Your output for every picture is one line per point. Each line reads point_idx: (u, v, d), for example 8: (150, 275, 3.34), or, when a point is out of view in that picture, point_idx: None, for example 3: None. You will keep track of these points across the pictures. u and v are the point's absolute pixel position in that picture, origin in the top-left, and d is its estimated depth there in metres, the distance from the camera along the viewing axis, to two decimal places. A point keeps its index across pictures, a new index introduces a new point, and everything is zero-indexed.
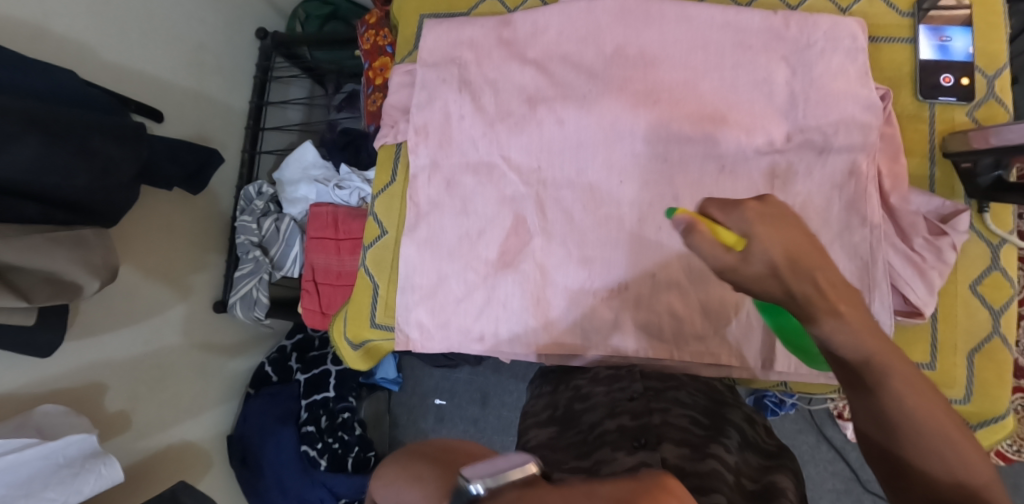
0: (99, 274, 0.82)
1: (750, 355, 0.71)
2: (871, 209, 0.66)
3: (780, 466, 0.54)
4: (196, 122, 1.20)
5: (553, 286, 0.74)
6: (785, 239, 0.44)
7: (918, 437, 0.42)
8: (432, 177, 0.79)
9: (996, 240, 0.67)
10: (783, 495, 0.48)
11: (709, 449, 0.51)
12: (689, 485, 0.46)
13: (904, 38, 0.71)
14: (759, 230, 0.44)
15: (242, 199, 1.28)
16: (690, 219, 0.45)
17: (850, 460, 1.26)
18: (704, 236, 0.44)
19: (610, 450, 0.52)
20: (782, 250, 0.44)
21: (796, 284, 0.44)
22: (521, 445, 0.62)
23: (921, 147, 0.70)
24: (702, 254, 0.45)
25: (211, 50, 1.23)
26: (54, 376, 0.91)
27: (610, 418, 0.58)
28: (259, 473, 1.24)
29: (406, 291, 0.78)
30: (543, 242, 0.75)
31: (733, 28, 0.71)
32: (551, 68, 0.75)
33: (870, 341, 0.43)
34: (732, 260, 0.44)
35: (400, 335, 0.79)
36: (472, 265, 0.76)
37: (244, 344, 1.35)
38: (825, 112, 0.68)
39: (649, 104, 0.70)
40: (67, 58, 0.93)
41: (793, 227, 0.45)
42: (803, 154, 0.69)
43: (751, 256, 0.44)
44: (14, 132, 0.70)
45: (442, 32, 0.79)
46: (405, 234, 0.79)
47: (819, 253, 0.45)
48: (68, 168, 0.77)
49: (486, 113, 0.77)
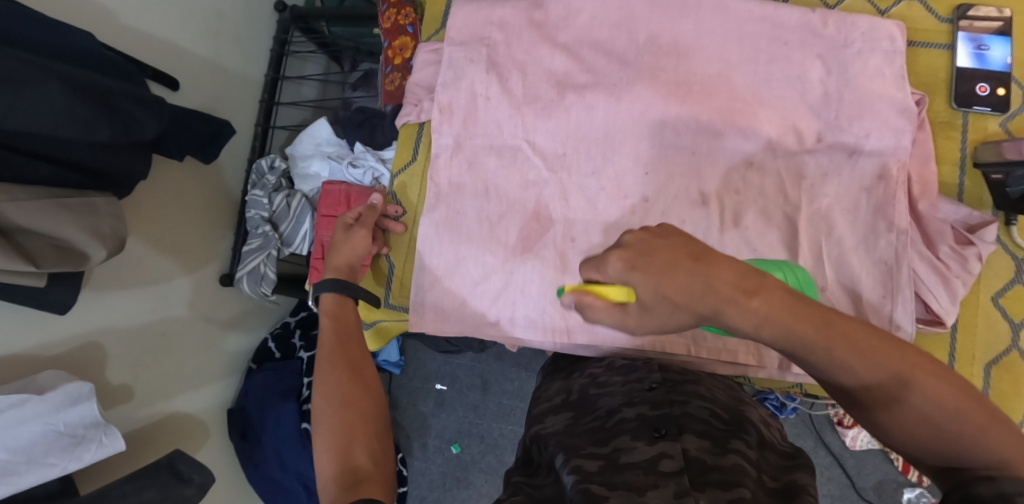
0: (107, 244, 0.82)
1: (767, 355, 0.72)
2: (898, 215, 0.66)
3: (801, 465, 0.53)
4: (212, 92, 1.19)
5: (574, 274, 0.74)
6: (651, 268, 0.44)
7: (926, 427, 0.42)
8: (455, 157, 0.78)
9: (1021, 253, 0.67)
10: (804, 489, 0.48)
11: (731, 444, 0.52)
12: (712, 480, 0.47)
13: (941, 44, 0.70)
14: (636, 276, 0.45)
15: (254, 174, 1.26)
16: (578, 297, 0.48)
17: (847, 467, 1.26)
18: (595, 307, 0.48)
19: (630, 439, 0.53)
20: (665, 282, 0.44)
21: (692, 304, 0.43)
22: (535, 431, 0.63)
23: (952, 155, 0.69)
24: (604, 320, 0.48)
25: (230, 19, 1.21)
26: (62, 337, 0.91)
27: (627, 407, 0.59)
28: (257, 445, 1.25)
29: (421, 273, 0.78)
30: (564, 230, 0.74)
31: (770, 23, 0.70)
32: (582, 54, 0.74)
33: (857, 368, 0.42)
34: (632, 318, 0.46)
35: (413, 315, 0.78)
36: (489, 248, 0.76)
37: (248, 317, 1.35)
38: (859, 114, 0.67)
39: (681, 96, 0.70)
40: (88, 20, 0.92)
41: (670, 252, 0.45)
42: (834, 155, 0.68)
43: (647, 304, 0.45)
44: (29, 78, 0.68)
45: (473, 11, 0.78)
46: (424, 213, 0.78)
47: (703, 259, 0.43)
48: (89, 120, 0.75)
49: (514, 96, 0.76)
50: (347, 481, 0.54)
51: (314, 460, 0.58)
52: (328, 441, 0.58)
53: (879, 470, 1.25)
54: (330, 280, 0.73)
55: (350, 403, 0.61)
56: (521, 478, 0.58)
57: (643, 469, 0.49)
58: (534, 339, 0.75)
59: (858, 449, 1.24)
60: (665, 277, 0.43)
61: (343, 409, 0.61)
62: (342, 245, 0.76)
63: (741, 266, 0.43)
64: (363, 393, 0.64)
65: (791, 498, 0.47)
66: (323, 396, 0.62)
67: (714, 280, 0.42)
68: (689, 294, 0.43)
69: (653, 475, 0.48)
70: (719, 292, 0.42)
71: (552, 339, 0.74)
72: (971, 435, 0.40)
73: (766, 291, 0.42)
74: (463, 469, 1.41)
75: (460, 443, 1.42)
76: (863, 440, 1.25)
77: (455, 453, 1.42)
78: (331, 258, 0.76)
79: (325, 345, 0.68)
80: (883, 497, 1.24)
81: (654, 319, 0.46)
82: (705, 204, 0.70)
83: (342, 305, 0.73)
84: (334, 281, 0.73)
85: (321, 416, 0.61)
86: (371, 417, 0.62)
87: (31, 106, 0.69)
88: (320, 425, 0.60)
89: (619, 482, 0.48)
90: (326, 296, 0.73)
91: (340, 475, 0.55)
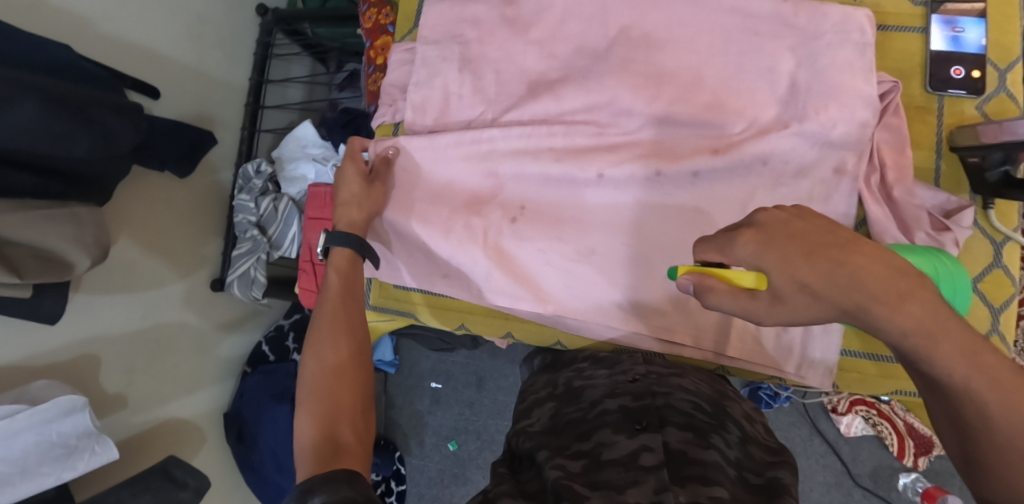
0: (91, 252, 0.83)
1: (705, 335, 0.71)
2: (869, 203, 0.66)
3: (783, 462, 0.54)
4: (196, 98, 1.19)
5: (525, 244, 0.74)
6: (794, 253, 0.42)
7: (1021, 464, 0.39)
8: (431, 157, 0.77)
9: (999, 236, 0.66)
10: (786, 488, 0.48)
11: (711, 438, 0.52)
12: (690, 474, 0.47)
13: (916, 28, 0.69)
14: (772, 261, 0.43)
15: (240, 179, 1.26)
16: (698, 279, 0.48)
17: (843, 454, 1.26)
18: (720, 293, 0.46)
19: (611, 432, 0.53)
20: (809, 268, 0.42)
21: (842, 297, 0.41)
22: (520, 427, 0.63)
23: (928, 140, 0.68)
24: (725, 306, 0.46)
25: (212, 23, 1.21)
26: (53, 347, 0.91)
27: (610, 398, 0.59)
28: (253, 447, 1.24)
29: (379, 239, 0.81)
30: (513, 199, 0.75)
31: (741, 14, 0.68)
32: (555, 49, 0.74)
33: (986, 399, 0.40)
34: (764, 302, 0.44)
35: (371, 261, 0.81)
36: (428, 218, 0.76)
37: (243, 322, 1.36)
38: (825, 105, 0.65)
39: (653, 89, 0.69)
40: (66, 31, 0.92)
41: (806, 239, 0.43)
42: (797, 143, 0.66)
43: (782, 293, 0.43)
44: (8, 94, 0.68)
45: (445, 8, 0.77)
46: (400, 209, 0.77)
47: (846, 248, 0.42)
48: (68, 137, 0.76)
49: (487, 94, 0.75)
50: (326, 451, 0.53)
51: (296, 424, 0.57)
52: (313, 410, 0.57)
53: (875, 456, 1.25)
54: (344, 233, 0.70)
55: (342, 371, 0.60)
56: (506, 471, 0.58)
57: (624, 465, 0.49)
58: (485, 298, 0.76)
59: (853, 435, 1.24)
60: (815, 261, 0.42)
61: (333, 377, 0.60)
62: (362, 198, 0.73)
63: (892, 263, 0.41)
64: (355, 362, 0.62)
65: (774, 497, 0.47)
66: (314, 361, 0.61)
67: (858, 271, 0.41)
68: (837, 285, 0.41)
69: (634, 472, 0.48)
70: (870, 291, 0.40)
71: (502, 301, 0.75)
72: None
73: (918, 294, 0.40)
74: (460, 466, 1.41)
75: (456, 441, 1.43)
76: (858, 427, 1.25)
77: (452, 451, 1.42)
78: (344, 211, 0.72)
79: (327, 302, 0.66)
80: (880, 483, 1.24)
81: (790, 314, 0.44)
82: (681, 196, 0.70)
83: (349, 264, 0.70)
84: (357, 238, 0.70)
85: (309, 380, 0.60)
86: (361, 390, 0.61)
87: (8, 124, 0.69)
88: (307, 387, 0.59)
89: (600, 481, 0.48)
90: (337, 250, 0.70)
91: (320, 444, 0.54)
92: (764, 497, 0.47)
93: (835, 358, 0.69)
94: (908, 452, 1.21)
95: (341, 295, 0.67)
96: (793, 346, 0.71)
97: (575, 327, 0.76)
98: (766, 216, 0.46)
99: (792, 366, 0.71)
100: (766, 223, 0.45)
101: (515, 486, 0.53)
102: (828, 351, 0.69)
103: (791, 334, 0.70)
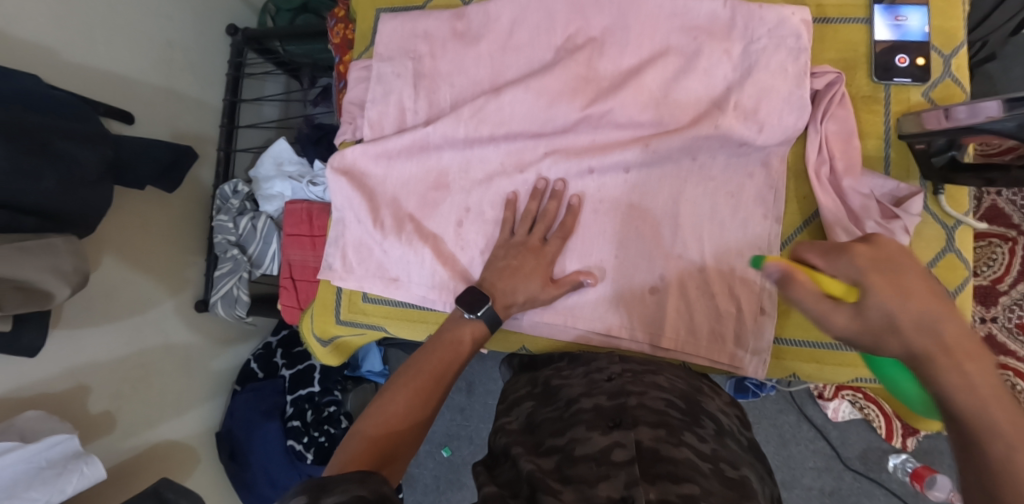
0: (70, 280, 0.83)
1: (640, 326, 0.71)
2: (820, 192, 0.66)
3: (749, 461, 0.53)
4: (168, 120, 1.19)
5: (467, 246, 0.75)
6: (890, 283, 0.44)
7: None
8: (396, 174, 0.78)
9: (950, 221, 0.67)
10: (755, 491, 0.47)
11: (683, 435, 0.51)
12: (661, 471, 0.45)
13: (859, 19, 0.70)
14: (871, 279, 0.45)
15: (217, 199, 1.26)
16: (787, 268, 0.47)
17: (831, 439, 1.27)
18: (803, 285, 0.46)
19: (585, 430, 0.52)
20: (899, 298, 0.44)
21: (916, 340, 0.43)
22: (498, 424, 0.63)
23: (875, 128, 0.69)
24: (805, 303, 0.46)
25: (181, 47, 1.22)
26: (38, 378, 0.92)
27: (586, 397, 0.58)
28: (246, 466, 1.25)
29: (338, 243, 0.81)
30: (460, 200, 0.75)
31: (681, 15, 0.69)
32: (506, 59, 0.74)
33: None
34: (845, 314, 0.45)
35: (325, 263, 0.81)
36: (379, 218, 0.77)
37: (229, 341, 1.37)
38: (757, 106, 0.65)
39: (600, 95, 0.70)
40: (33, 63, 0.93)
41: (905, 271, 0.45)
42: (726, 145, 0.67)
43: (868, 312, 0.44)
44: None
45: (399, 24, 0.79)
46: (358, 220, 0.79)
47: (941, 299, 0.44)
48: (34, 170, 0.77)
49: (440, 108, 0.77)
50: (376, 455, 0.53)
51: (359, 423, 0.56)
52: (381, 416, 0.56)
53: (864, 439, 1.26)
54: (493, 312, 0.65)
55: (423, 401, 0.58)
56: (483, 467, 0.57)
57: (596, 460, 0.48)
58: (428, 297, 0.76)
59: (840, 420, 1.24)
60: (912, 305, 0.43)
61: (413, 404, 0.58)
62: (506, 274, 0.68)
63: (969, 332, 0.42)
64: (433, 406, 0.59)
65: (744, 493, 0.46)
66: (400, 383, 0.59)
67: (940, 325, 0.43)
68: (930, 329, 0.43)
69: (605, 467, 0.47)
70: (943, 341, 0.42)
71: (443, 299, 0.75)
72: None
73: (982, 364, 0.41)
74: (454, 471, 1.42)
75: (449, 446, 1.43)
76: (845, 411, 1.25)
77: (446, 457, 1.43)
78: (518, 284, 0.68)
79: (437, 350, 0.63)
80: (870, 466, 1.24)
81: (859, 334, 0.45)
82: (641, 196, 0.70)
83: (479, 338, 0.66)
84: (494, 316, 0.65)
85: (391, 391, 0.58)
86: (425, 424, 0.58)
87: None
88: (385, 398, 0.58)
89: (572, 475, 0.48)
90: (476, 323, 0.66)
91: (375, 451, 0.53)
92: (734, 491, 0.46)
93: (768, 345, 0.67)
94: (896, 433, 1.22)
95: (460, 357, 0.63)
96: (727, 330, 0.69)
97: (518, 325, 0.77)
98: (879, 241, 0.47)
99: (725, 356, 0.68)
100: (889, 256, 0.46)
101: (489, 478, 0.53)
102: (760, 337, 0.68)
103: (725, 322, 0.69)
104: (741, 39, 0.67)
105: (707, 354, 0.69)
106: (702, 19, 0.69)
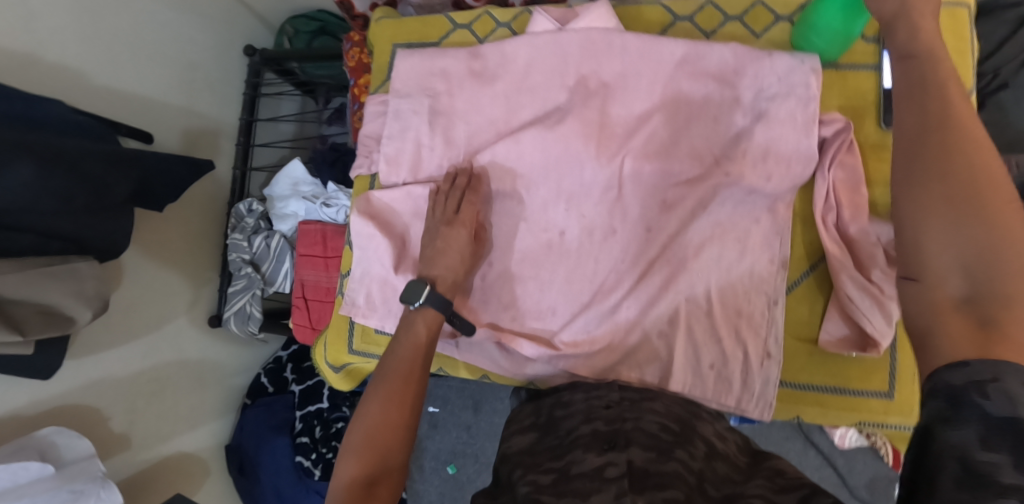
0: (92, 304, 0.85)
1: (648, 371, 0.71)
2: (825, 238, 0.68)
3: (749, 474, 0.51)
4: (188, 139, 1.22)
5: (488, 301, 0.78)
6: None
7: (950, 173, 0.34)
8: (417, 216, 0.80)
9: None
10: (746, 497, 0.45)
11: (675, 453, 0.50)
12: (649, 484, 0.46)
13: (868, 65, 0.72)
14: None
15: (233, 218, 1.29)
16: None
17: (838, 466, 1.27)
18: None
19: (581, 452, 0.52)
20: None
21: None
22: (502, 451, 0.63)
23: (885, 177, 0.70)
24: None
25: (203, 67, 1.25)
26: (57, 393, 0.95)
27: (585, 424, 0.58)
28: (256, 479, 1.28)
29: (362, 280, 0.82)
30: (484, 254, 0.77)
31: (692, 60, 0.70)
32: (520, 99, 0.76)
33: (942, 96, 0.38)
34: None
35: (348, 298, 0.83)
36: (399, 261, 0.80)
37: (242, 356, 1.39)
38: (765, 156, 0.67)
39: (607, 138, 0.72)
40: (59, 88, 0.96)
41: None
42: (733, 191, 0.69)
43: None
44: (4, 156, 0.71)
45: (416, 62, 0.81)
46: (381, 264, 0.80)
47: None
48: (67, 190, 0.78)
49: (455, 145, 0.79)
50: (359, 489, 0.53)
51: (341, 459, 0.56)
52: (366, 450, 0.55)
53: (870, 467, 1.26)
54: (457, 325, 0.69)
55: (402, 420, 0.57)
56: (485, 496, 0.57)
57: (590, 477, 0.48)
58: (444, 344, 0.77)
59: (847, 448, 1.24)
60: None
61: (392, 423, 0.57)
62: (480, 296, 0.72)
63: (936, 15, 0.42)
64: (411, 423, 0.58)
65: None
66: (376, 400, 0.58)
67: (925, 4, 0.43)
68: (907, 84, 0.40)
69: (598, 482, 0.47)
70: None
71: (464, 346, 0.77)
72: (971, 172, 0.34)
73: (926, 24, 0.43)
74: (459, 488, 1.43)
75: (455, 464, 1.45)
76: (852, 439, 1.25)
77: (451, 474, 1.44)
78: (440, 261, 0.70)
79: (402, 349, 0.63)
80: (876, 494, 1.24)
81: None
82: (652, 242, 0.72)
83: (434, 327, 0.66)
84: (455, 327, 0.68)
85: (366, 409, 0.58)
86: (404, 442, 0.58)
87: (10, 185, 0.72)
88: (360, 418, 0.58)
89: (567, 489, 0.48)
90: (425, 312, 0.66)
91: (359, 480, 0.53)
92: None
93: (774, 389, 0.68)
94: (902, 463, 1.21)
95: (423, 351, 0.63)
96: (734, 375, 0.69)
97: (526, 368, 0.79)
98: None
99: (732, 400, 0.69)
100: (931, 52, 0.41)
101: None
102: (766, 383, 0.68)
103: (730, 365, 0.69)
104: (749, 88, 0.69)
105: (718, 403, 0.70)
106: (713, 65, 0.70)
